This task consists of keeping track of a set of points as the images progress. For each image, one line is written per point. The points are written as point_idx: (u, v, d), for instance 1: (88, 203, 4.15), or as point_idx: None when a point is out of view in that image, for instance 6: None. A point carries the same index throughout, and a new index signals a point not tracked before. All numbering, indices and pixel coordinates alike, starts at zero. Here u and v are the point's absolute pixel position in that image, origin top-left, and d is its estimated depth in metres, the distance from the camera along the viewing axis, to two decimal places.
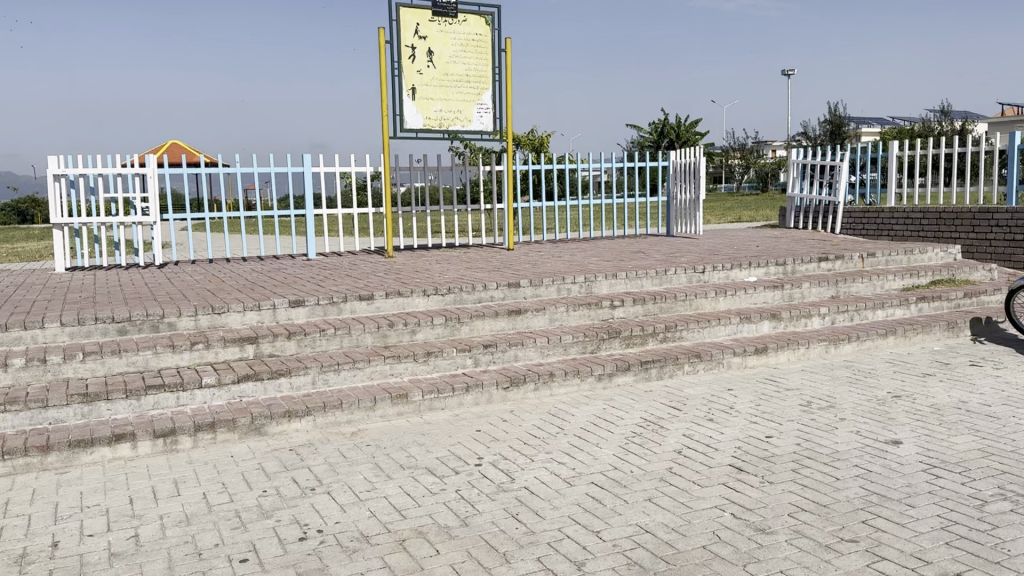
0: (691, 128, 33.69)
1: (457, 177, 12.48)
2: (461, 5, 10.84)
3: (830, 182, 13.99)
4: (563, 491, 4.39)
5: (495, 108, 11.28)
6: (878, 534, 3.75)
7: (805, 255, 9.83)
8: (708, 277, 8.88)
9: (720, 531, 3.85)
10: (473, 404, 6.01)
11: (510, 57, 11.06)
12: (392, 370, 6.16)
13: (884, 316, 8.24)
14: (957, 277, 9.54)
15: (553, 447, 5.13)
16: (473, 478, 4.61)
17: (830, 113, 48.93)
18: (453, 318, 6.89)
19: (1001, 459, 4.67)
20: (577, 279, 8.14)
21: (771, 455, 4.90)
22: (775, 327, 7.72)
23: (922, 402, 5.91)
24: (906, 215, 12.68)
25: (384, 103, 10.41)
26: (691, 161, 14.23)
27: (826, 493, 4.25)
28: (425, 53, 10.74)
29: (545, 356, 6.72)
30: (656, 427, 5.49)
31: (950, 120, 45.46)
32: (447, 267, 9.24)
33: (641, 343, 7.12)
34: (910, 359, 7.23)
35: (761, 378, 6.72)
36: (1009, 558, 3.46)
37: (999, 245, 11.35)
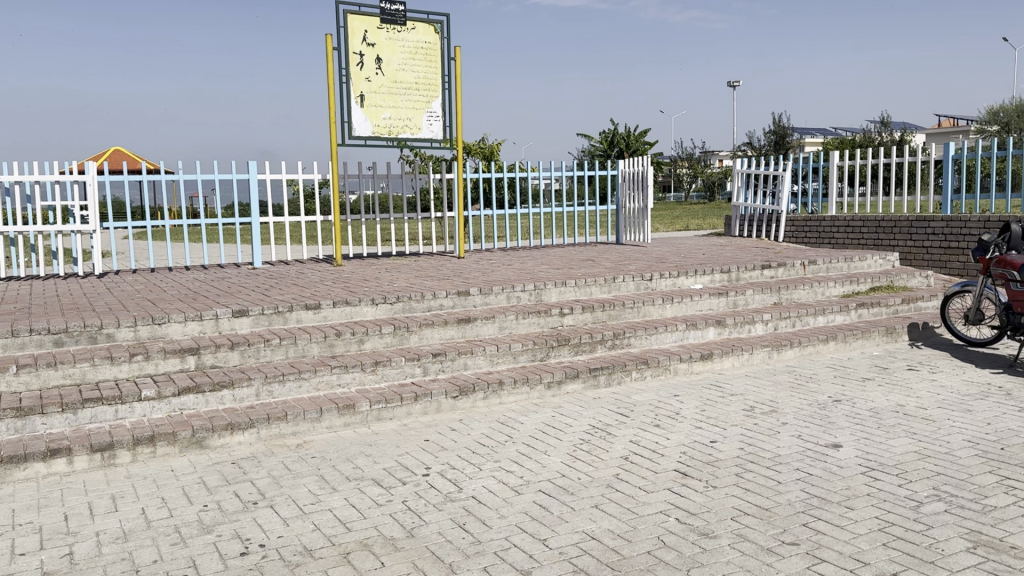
0: (641, 137, 34.08)
1: (408, 185, 12.40)
2: (410, 13, 10.81)
3: (773, 192, 14.27)
4: (510, 500, 4.38)
5: (445, 116, 11.26)
6: (818, 536, 3.81)
7: (750, 262, 10.00)
8: (656, 285, 8.97)
9: (665, 536, 3.88)
10: (422, 414, 5.96)
11: (459, 65, 11.05)
12: (339, 380, 6.08)
13: (825, 322, 8.42)
14: (895, 283, 9.80)
15: (501, 455, 5.12)
16: (420, 489, 4.57)
17: (775, 124, 49.97)
18: (402, 327, 6.84)
19: (937, 461, 4.80)
20: (527, 287, 8.15)
21: (716, 459, 4.96)
22: (720, 333, 7.83)
23: (861, 406, 6.04)
24: (847, 223, 13.01)
25: (332, 110, 10.30)
26: (639, 169, 14.37)
27: (768, 497, 4.32)
28: (373, 60, 10.66)
29: (494, 365, 6.71)
30: (603, 433, 5.52)
31: (889, 132, 46.76)
32: (396, 276, 9.17)
33: (589, 351, 7.15)
34: (851, 364, 7.39)
35: (706, 384, 6.80)
36: (942, 558, 3.55)
37: (934, 252, 11.70)
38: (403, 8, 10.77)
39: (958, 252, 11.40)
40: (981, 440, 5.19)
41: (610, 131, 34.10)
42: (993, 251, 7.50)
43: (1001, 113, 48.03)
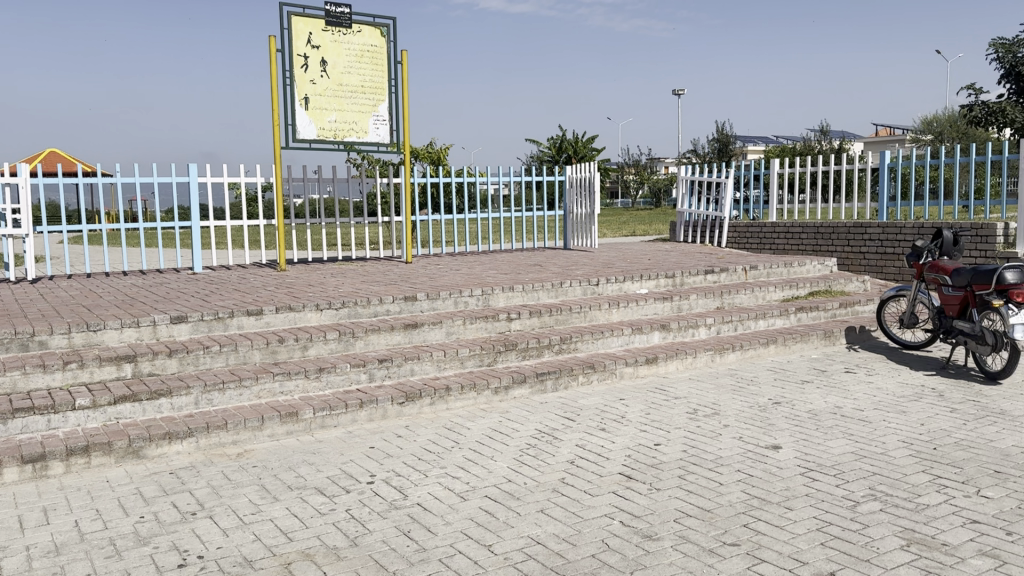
0: (588, 144, 34.36)
1: (355, 189, 12.27)
2: (355, 16, 10.71)
3: (717, 198, 14.50)
4: (455, 506, 4.35)
5: (391, 120, 11.20)
6: (758, 537, 3.87)
7: (693, 267, 10.14)
8: (602, 290, 9.04)
9: (609, 539, 3.89)
10: (367, 420, 5.89)
11: (406, 70, 10.98)
12: (282, 388, 5.98)
13: (765, 326, 8.59)
14: (833, 287, 10.05)
15: (447, 461, 5.09)
16: (364, 497, 4.51)
17: (719, 132, 50.88)
18: (347, 333, 6.76)
19: (873, 461, 4.93)
20: (474, 292, 8.12)
21: (660, 462, 5.01)
22: (665, 337, 7.93)
23: (800, 408, 6.17)
24: (787, 229, 13.30)
25: (276, 113, 10.15)
26: (586, 176, 14.48)
27: (710, 498, 4.38)
28: (318, 63, 10.54)
29: (441, 370, 6.67)
30: (550, 438, 5.53)
31: (827, 141, 48.02)
32: (341, 281, 9.08)
33: (536, 356, 7.16)
34: (790, 367, 7.55)
35: (651, 388, 6.86)
36: (877, 556, 3.64)
37: (871, 257, 12.03)
38: (349, 11, 10.66)
39: (893, 258, 11.74)
40: (915, 440, 5.34)
41: (557, 137, 34.31)
42: (926, 256, 7.74)
43: (933, 123, 49.70)
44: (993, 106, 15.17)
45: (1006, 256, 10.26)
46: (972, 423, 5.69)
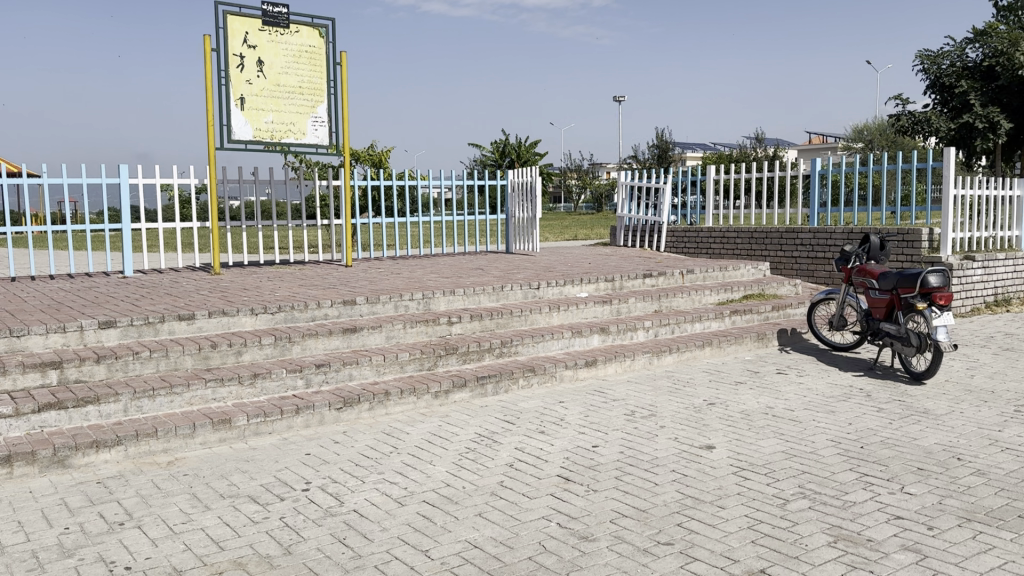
0: (530, 149, 34.46)
1: (293, 192, 12.10)
2: (293, 16, 10.57)
3: (655, 204, 14.70)
4: (393, 512, 4.31)
5: (330, 121, 11.08)
6: (692, 536, 3.94)
7: (632, 271, 10.26)
8: (543, 293, 9.07)
9: (546, 542, 3.91)
10: (303, 427, 5.80)
11: (345, 70, 10.87)
12: (214, 395, 5.85)
13: (702, 329, 8.74)
14: (766, 291, 10.28)
15: (385, 466, 5.04)
16: (299, 504, 4.44)
17: (659, 138, 51.60)
18: (284, 338, 6.65)
19: (803, 460, 5.05)
20: (414, 296, 8.07)
21: (597, 463, 5.05)
22: (604, 340, 8.00)
23: (733, 408, 6.30)
24: (723, 234, 13.57)
25: (211, 113, 9.94)
26: (527, 180, 14.54)
27: (645, 498, 4.43)
28: (254, 63, 10.36)
29: (380, 375, 6.60)
30: (489, 441, 5.53)
31: (763, 149, 49.14)
32: (278, 285, 8.93)
33: (477, 360, 7.15)
34: (725, 369, 7.70)
35: (590, 391, 6.91)
36: (806, 553, 3.73)
37: (802, 262, 12.36)
38: (286, 11, 10.52)
39: (824, 262, 12.07)
40: (843, 439, 5.49)
41: (500, 142, 34.36)
42: (855, 261, 7.98)
43: (863, 132, 51.29)
44: (919, 116, 15.72)
45: (930, 260, 10.65)
46: (898, 422, 5.88)
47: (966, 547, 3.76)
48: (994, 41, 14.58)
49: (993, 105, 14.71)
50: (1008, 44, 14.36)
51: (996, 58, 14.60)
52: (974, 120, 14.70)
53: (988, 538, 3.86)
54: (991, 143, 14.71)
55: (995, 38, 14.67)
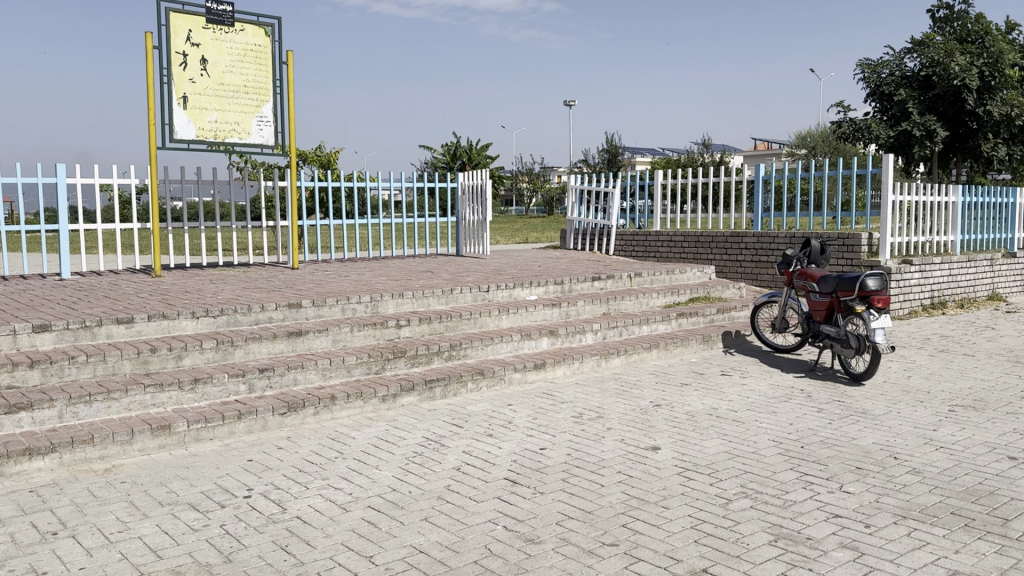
0: (482, 152, 34.40)
1: (239, 194, 11.88)
2: (238, 14, 10.40)
3: (604, 208, 14.80)
4: (337, 518, 4.25)
5: (276, 121, 10.91)
6: (636, 536, 3.96)
7: (580, 274, 10.33)
8: (492, 296, 9.07)
9: (492, 545, 3.90)
10: (246, 432, 5.69)
11: (291, 70, 10.71)
12: (154, 400, 5.71)
13: (649, 331, 8.83)
14: (712, 294, 10.43)
15: (330, 472, 4.98)
16: (240, 511, 4.35)
17: (609, 142, 51.99)
18: (226, 342, 6.52)
19: (746, 460, 5.13)
20: (362, 299, 7.99)
21: (545, 466, 5.06)
22: (553, 343, 8.02)
23: (679, 410, 6.37)
24: (670, 238, 13.77)
25: (152, 112, 9.71)
26: (477, 183, 14.51)
27: (591, 500, 4.45)
28: (198, 61, 10.16)
29: (326, 379, 6.52)
30: (437, 445, 5.50)
31: (710, 154, 49.91)
32: (222, 288, 8.77)
33: (425, 363, 7.11)
34: (671, 370, 7.80)
35: (539, 393, 6.92)
36: (748, 551, 3.79)
37: (746, 265, 12.61)
38: (231, 9, 10.35)
39: (767, 265, 12.33)
40: (784, 439, 5.60)
41: (451, 144, 34.24)
42: (796, 264, 8.15)
43: (807, 139, 52.37)
44: (860, 123, 16.13)
45: (869, 264, 10.95)
46: (837, 422, 6.01)
47: (901, 544, 3.86)
48: (930, 51, 15.02)
49: (930, 113, 15.16)
50: (943, 55, 14.83)
51: (932, 67, 15.06)
52: (912, 128, 15.13)
53: (923, 534, 3.97)
54: (928, 150, 15.16)
55: (932, 48, 15.13)
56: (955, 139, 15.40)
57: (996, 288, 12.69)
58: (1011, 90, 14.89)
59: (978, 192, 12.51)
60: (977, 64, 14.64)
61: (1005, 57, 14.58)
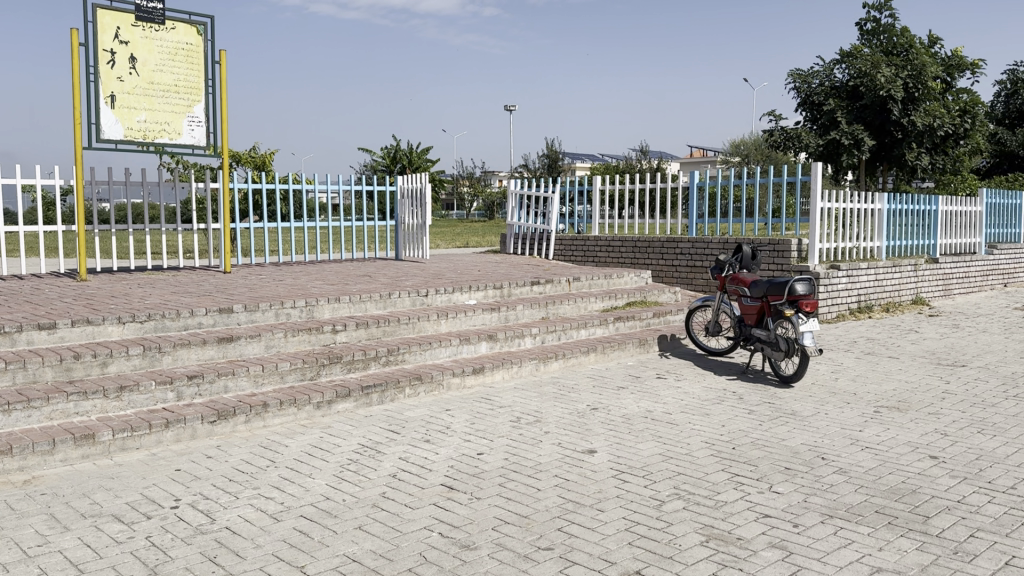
0: (423, 156, 34.19)
1: (168, 196, 11.59)
2: (169, 12, 10.15)
3: (544, 212, 14.84)
4: (267, 528, 4.17)
5: (208, 122, 10.66)
6: (571, 540, 3.98)
7: (520, 279, 10.35)
8: (431, 300, 9.02)
9: (427, 552, 3.86)
10: (173, 441, 5.54)
11: (224, 70, 10.49)
12: (77, 409, 5.51)
13: (587, 335, 8.89)
14: (648, 298, 10.57)
15: (261, 481, 4.87)
16: (167, 523, 4.23)
17: (548, 147, 52.25)
18: (153, 348, 6.33)
19: (679, 462, 5.20)
20: (297, 303, 7.85)
21: (482, 471, 5.04)
22: (491, 347, 8.02)
23: (615, 413, 6.43)
24: (608, 243, 13.93)
25: (78, 110, 9.40)
26: (416, 186, 14.44)
27: (527, 504, 4.46)
28: (126, 59, 9.88)
29: (258, 386, 6.39)
30: (372, 452, 5.43)
31: (648, 160, 50.65)
32: (150, 292, 8.52)
33: (362, 368, 7.02)
34: (608, 374, 7.86)
35: (477, 398, 6.91)
36: (680, 553, 3.84)
37: (682, 270, 12.83)
38: (162, 7, 10.09)
39: (702, 270, 12.57)
40: (716, 440, 5.71)
41: (391, 148, 33.94)
42: (728, 269, 8.30)
43: (741, 146, 53.54)
44: (791, 132, 16.57)
45: (799, 269, 11.25)
46: (768, 423, 6.15)
47: (827, 543, 3.96)
48: (858, 62, 15.50)
49: (858, 123, 15.65)
50: (870, 66, 15.32)
51: (860, 78, 15.53)
52: (841, 137, 15.58)
53: (849, 533, 4.08)
54: (855, 158, 15.65)
55: (859, 60, 15.63)
56: (882, 148, 15.92)
57: (919, 292, 13.15)
58: (934, 101, 15.46)
59: (903, 200, 12.96)
60: (902, 76, 15.17)
61: (928, 70, 15.14)
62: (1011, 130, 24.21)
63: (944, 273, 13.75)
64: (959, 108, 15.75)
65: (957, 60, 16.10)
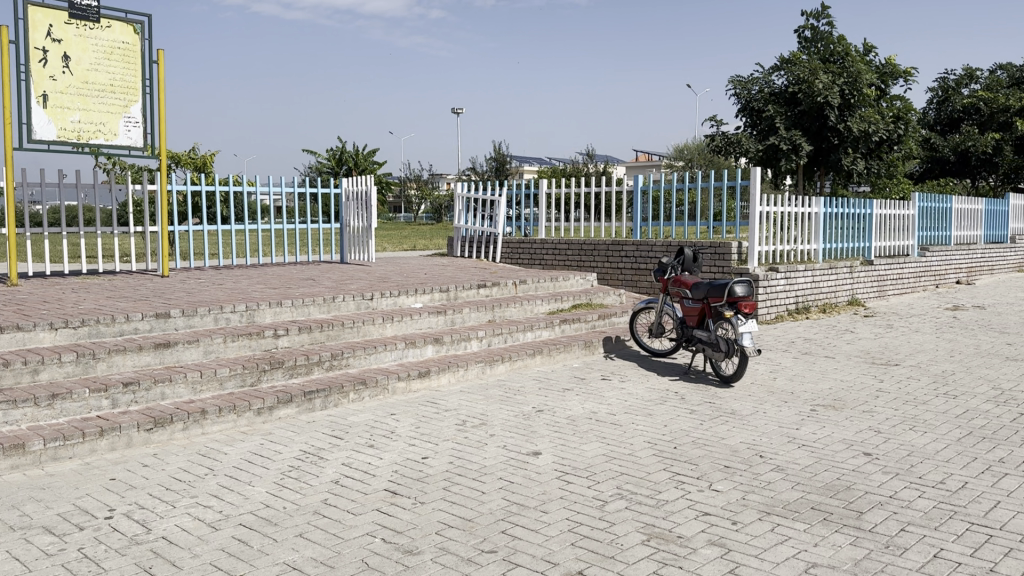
0: (369, 159, 33.88)
1: (108, 199, 11.30)
2: (105, 11, 9.92)
3: (491, 215, 14.90)
4: (205, 537, 4.09)
5: (145, 122, 10.41)
6: (514, 542, 4.00)
7: (466, 282, 10.34)
8: (376, 304, 8.96)
9: (369, 558, 3.84)
10: (108, 450, 5.40)
11: (162, 70, 10.27)
12: (6, 418, 5.34)
13: (533, 338, 8.94)
14: (594, 301, 10.66)
15: (199, 489, 4.78)
16: (101, 533, 4.12)
17: (496, 151, 52.29)
18: (87, 354, 6.17)
19: (621, 463, 5.26)
20: (237, 308, 7.72)
21: (426, 475, 5.03)
22: (437, 351, 8.01)
23: (560, 415, 6.48)
24: (555, 245, 14.03)
25: (7, 109, 9.10)
26: (362, 189, 14.34)
27: (471, 508, 4.46)
28: (59, 58, 9.60)
29: (196, 393, 6.27)
30: (314, 458, 5.37)
31: (595, 165, 51.08)
32: (84, 297, 8.29)
33: (304, 373, 6.94)
34: (553, 376, 7.90)
35: (422, 401, 6.89)
36: (622, 552, 3.88)
37: (627, 272, 12.98)
38: (97, 4, 9.85)
39: (646, 273, 12.74)
40: (659, 440, 5.79)
41: (337, 150, 33.58)
42: (671, 272, 8.40)
43: (684, 151, 54.42)
44: (732, 138, 16.91)
45: (739, 271, 11.50)
46: (708, 423, 6.26)
47: (765, 539, 4.05)
48: (797, 69, 15.90)
49: (796, 129, 16.03)
50: (808, 73, 15.72)
51: (799, 84, 15.92)
52: (780, 142, 15.94)
53: (785, 530, 4.17)
54: (794, 163, 16.03)
55: (798, 67, 16.03)
56: (819, 153, 16.32)
57: (855, 293, 13.52)
58: (869, 108, 15.92)
59: (838, 203, 13.32)
60: (838, 83, 15.58)
61: (863, 77, 15.58)
62: (942, 136, 25.05)
63: (878, 275, 14.16)
64: (893, 115, 16.25)
65: (891, 68, 16.61)
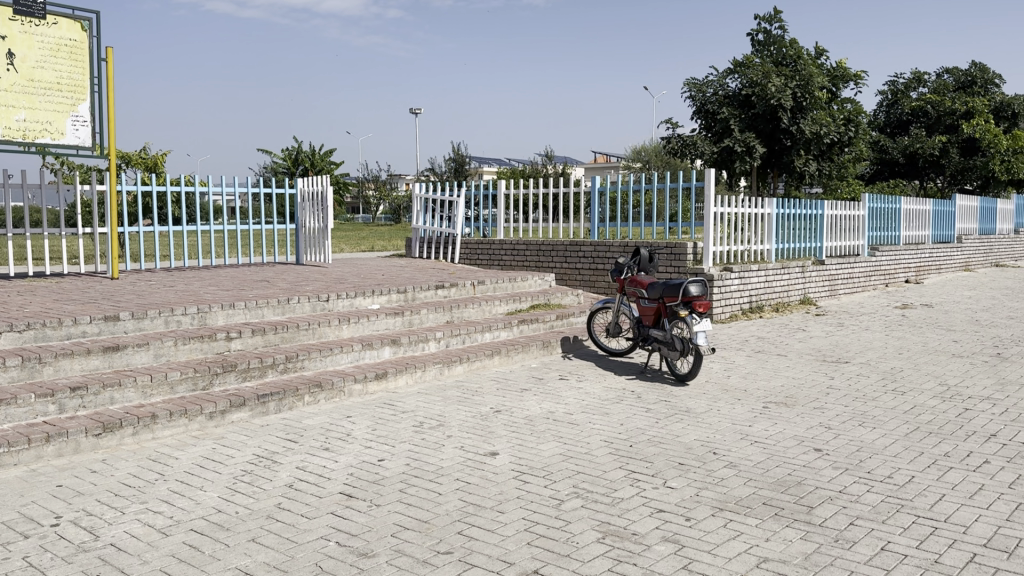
0: (326, 159, 33.59)
1: (57, 199, 11.00)
2: (51, 7, 9.68)
3: (448, 216, 14.79)
4: (155, 543, 4.02)
5: (94, 121, 10.18)
6: (470, 542, 4.00)
7: (424, 283, 10.30)
8: (333, 305, 8.88)
9: (323, 562, 3.81)
10: (55, 456, 5.28)
11: (111, 68, 10.06)
12: None
13: (490, 338, 8.94)
14: (552, 301, 10.70)
15: (149, 495, 4.70)
16: (46, 541, 4.03)
17: (455, 152, 52.22)
18: (33, 359, 6.03)
19: (578, 461, 5.29)
20: (189, 310, 7.60)
21: (382, 477, 5.00)
22: (395, 352, 7.97)
23: (517, 415, 6.49)
24: (513, 246, 14.06)
25: None
26: (318, 189, 14.22)
27: (428, 509, 4.45)
28: (3, 55, 9.36)
29: (146, 397, 6.16)
30: (268, 462, 5.31)
31: (553, 166, 51.29)
32: (30, 300, 8.08)
33: (258, 376, 6.85)
34: (511, 376, 7.92)
35: (379, 403, 6.86)
36: (577, 550, 3.91)
37: (584, 273, 13.07)
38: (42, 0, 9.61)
39: (603, 273, 12.84)
40: (614, 439, 5.83)
41: (293, 150, 33.25)
42: (627, 271, 8.46)
43: (642, 152, 54.94)
44: (688, 140, 17.13)
45: (694, 271, 11.64)
46: (664, 421, 6.33)
47: (717, 535, 4.11)
48: (750, 72, 16.20)
49: (750, 131, 16.25)
50: (761, 76, 16.02)
51: (752, 87, 16.21)
52: (734, 144, 16.16)
53: (737, 525, 4.24)
54: (747, 165, 16.28)
55: (751, 70, 16.34)
56: (772, 154, 16.62)
57: (808, 292, 13.77)
58: (820, 110, 16.24)
59: (791, 204, 13.56)
60: (791, 86, 15.86)
61: (814, 80, 15.88)
62: (891, 139, 25.64)
63: (829, 274, 14.44)
64: (843, 117, 16.60)
65: (842, 71, 16.96)
